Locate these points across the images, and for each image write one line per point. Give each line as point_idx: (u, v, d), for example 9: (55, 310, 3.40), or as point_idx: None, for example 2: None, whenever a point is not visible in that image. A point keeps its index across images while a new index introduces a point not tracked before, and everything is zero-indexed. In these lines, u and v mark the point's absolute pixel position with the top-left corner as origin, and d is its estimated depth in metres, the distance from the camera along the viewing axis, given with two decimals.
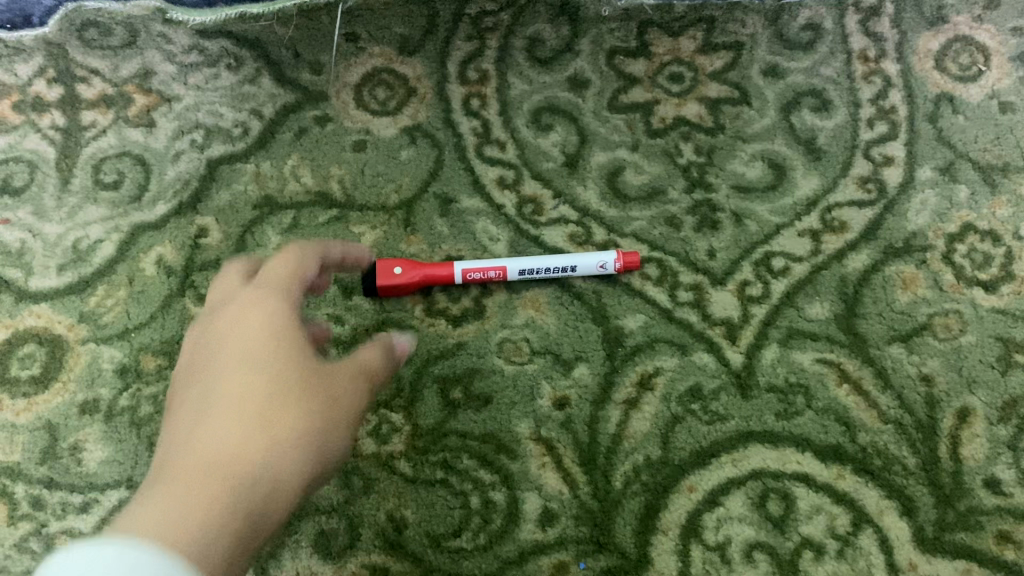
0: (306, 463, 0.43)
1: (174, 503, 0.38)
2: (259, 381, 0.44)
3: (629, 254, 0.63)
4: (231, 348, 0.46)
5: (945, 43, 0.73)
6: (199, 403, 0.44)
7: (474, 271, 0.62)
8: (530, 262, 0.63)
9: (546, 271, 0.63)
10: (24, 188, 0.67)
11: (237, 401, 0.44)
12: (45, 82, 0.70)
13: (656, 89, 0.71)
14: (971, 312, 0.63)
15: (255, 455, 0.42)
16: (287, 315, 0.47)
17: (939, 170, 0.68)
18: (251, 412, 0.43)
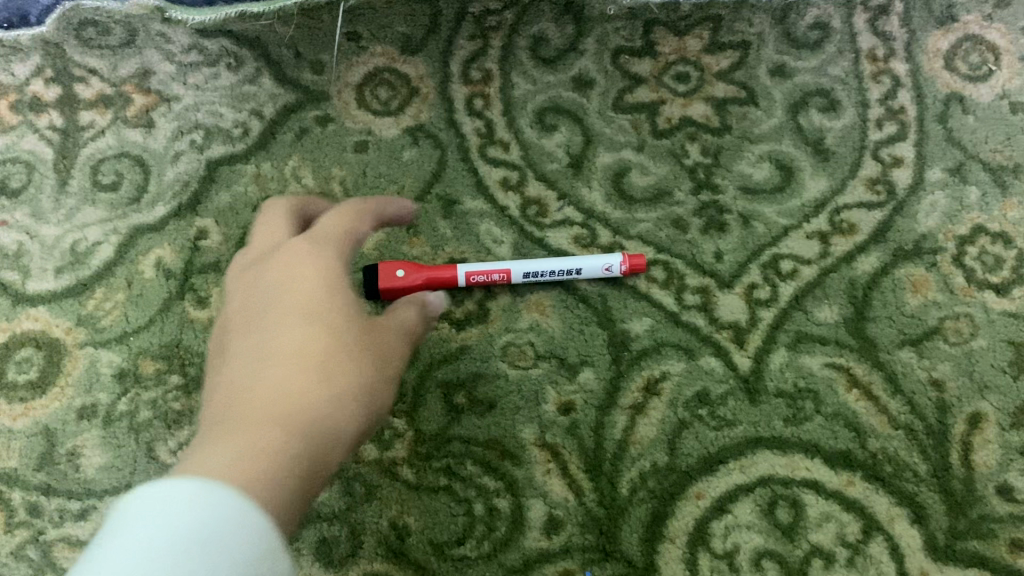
0: (364, 410, 0.44)
1: (249, 446, 0.38)
2: (318, 325, 0.46)
3: (635, 257, 0.62)
4: (280, 301, 0.47)
5: (955, 42, 0.72)
6: (252, 354, 0.44)
7: (477, 274, 0.61)
8: (534, 265, 0.62)
9: (550, 274, 0.62)
10: (21, 190, 0.66)
11: (293, 350, 0.44)
12: (42, 81, 0.69)
13: (661, 89, 0.70)
14: (983, 316, 0.62)
15: (319, 401, 0.42)
16: (336, 268, 0.48)
17: (949, 171, 0.67)
18: (308, 362, 0.44)
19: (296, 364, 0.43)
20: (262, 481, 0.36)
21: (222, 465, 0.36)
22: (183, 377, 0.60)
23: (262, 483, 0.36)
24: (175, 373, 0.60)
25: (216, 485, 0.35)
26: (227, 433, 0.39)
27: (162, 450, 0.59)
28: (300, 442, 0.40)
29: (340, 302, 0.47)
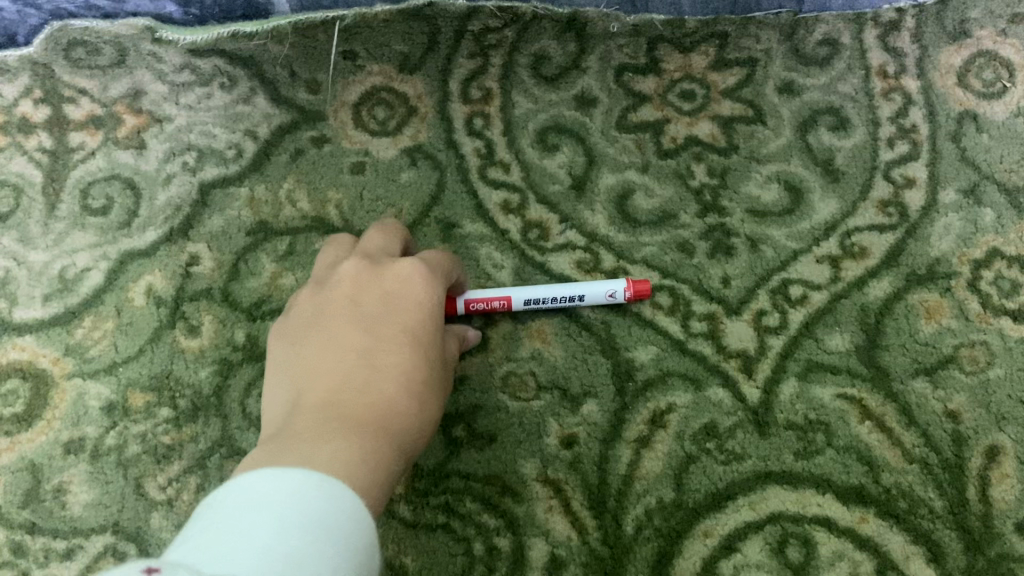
0: (431, 425, 0.47)
1: (354, 444, 0.41)
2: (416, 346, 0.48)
3: (640, 282, 0.60)
4: (386, 314, 0.49)
5: (969, 58, 0.70)
6: (342, 355, 0.46)
7: (476, 301, 0.59)
8: (534, 290, 0.60)
9: (550, 301, 0.60)
10: (8, 214, 0.65)
11: (395, 368, 0.47)
12: (31, 102, 0.68)
13: (666, 107, 0.68)
14: (999, 343, 0.60)
15: (401, 415, 0.45)
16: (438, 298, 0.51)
17: (963, 192, 0.65)
18: (401, 382, 0.46)
19: (385, 377, 0.46)
20: (369, 481, 0.39)
21: (336, 464, 0.38)
22: (174, 410, 0.59)
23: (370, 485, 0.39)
24: (166, 406, 0.59)
25: (338, 489, 0.36)
26: (326, 428, 0.41)
27: (151, 486, 0.57)
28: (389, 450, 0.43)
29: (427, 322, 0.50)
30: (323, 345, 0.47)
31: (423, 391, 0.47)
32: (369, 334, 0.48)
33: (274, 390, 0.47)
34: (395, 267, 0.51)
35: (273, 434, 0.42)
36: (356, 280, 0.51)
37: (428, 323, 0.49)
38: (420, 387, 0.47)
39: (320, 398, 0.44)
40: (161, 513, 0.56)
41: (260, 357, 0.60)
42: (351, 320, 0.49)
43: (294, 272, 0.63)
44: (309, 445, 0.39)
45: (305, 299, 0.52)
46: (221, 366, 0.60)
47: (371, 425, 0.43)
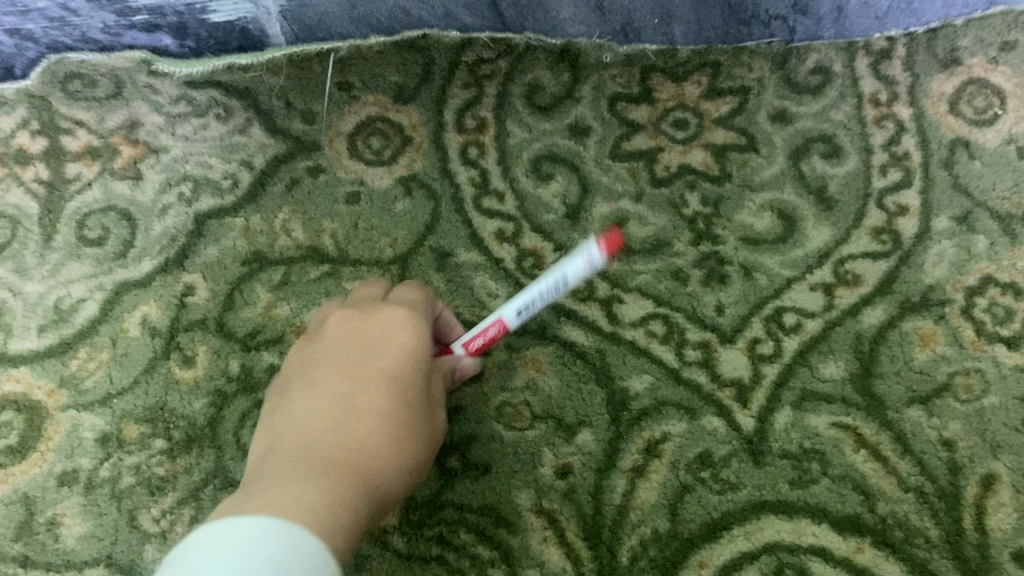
0: (411, 470, 0.47)
1: (326, 488, 0.40)
2: (401, 393, 0.48)
3: (608, 236, 0.53)
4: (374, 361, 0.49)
5: (960, 85, 0.70)
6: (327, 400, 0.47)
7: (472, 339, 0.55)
8: (519, 301, 0.54)
9: (541, 301, 0.54)
10: (4, 245, 0.65)
11: (378, 416, 0.47)
12: (28, 133, 0.68)
13: (659, 135, 0.69)
14: (994, 371, 0.60)
15: (380, 460, 0.45)
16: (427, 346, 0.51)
17: (956, 219, 0.65)
18: (382, 430, 0.46)
19: (367, 423, 0.46)
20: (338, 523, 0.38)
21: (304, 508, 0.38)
22: (168, 441, 0.58)
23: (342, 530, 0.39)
24: (160, 438, 0.59)
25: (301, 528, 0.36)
26: (299, 472, 0.41)
27: (144, 518, 0.56)
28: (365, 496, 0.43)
29: (411, 366, 0.50)
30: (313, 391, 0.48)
31: (403, 436, 0.47)
32: (355, 379, 0.48)
33: (261, 438, 0.48)
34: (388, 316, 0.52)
35: (250, 479, 0.43)
36: (348, 333, 0.52)
37: (416, 371, 0.50)
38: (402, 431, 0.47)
39: (298, 444, 0.44)
40: (154, 546, 0.56)
41: (254, 388, 0.60)
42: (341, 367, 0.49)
43: (289, 302, 0.63)
44: (281, 489, 0.39)
45: (300, 352, 0.53)
46: (216, 398, 0.60)
47: (350, 471, 0.43)
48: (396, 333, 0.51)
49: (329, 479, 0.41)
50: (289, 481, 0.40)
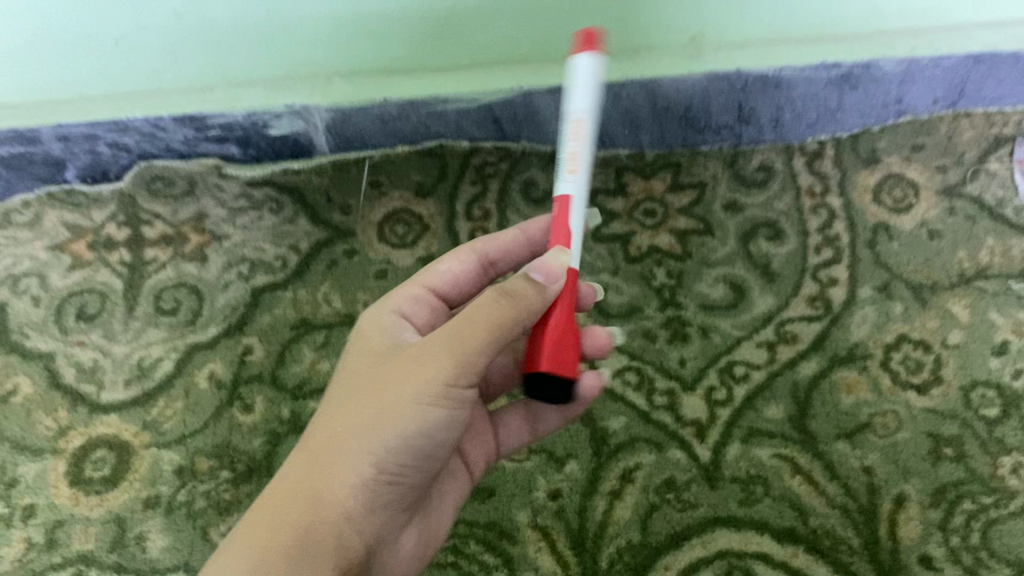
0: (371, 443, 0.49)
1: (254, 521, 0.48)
2: (356, 384, 0.51)
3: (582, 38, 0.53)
4: (351, 369, 0.54)
5: (881, 179, 0.85)
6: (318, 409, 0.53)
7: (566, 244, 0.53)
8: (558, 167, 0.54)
9: (570, 143, 0.53)
10: (96, 315, 0.80)
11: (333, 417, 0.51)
12: (116, 224, 0.83)
13: (632, 222, 0.84)
14: (906, 412, 0.74)
15: (330, 460, 0.49)
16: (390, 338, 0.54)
17: (877, 289, 0.80)
18: (331, 427, 0.50)
19: (324, 431, 0.50)
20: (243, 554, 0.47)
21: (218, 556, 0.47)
22: (232, 472, 0.72)
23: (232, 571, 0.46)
24: (226, 469, 0.72)
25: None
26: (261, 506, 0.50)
27: (214, 533, 0.70)
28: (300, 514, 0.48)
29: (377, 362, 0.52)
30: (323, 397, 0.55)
31: (363, 422, 0.49)
32: (338, 385, 0.53)
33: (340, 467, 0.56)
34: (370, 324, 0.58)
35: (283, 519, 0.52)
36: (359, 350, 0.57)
37: (375, 360, 0.52)
38: (362, 420, 0.49)
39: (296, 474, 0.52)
40: None
41: (302, 429, 0.74)
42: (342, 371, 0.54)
43: (329, 358, 0.77)
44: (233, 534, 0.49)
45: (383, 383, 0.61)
46: (271, 437, 0.73)
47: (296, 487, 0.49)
48: (365, 341, 0.55)
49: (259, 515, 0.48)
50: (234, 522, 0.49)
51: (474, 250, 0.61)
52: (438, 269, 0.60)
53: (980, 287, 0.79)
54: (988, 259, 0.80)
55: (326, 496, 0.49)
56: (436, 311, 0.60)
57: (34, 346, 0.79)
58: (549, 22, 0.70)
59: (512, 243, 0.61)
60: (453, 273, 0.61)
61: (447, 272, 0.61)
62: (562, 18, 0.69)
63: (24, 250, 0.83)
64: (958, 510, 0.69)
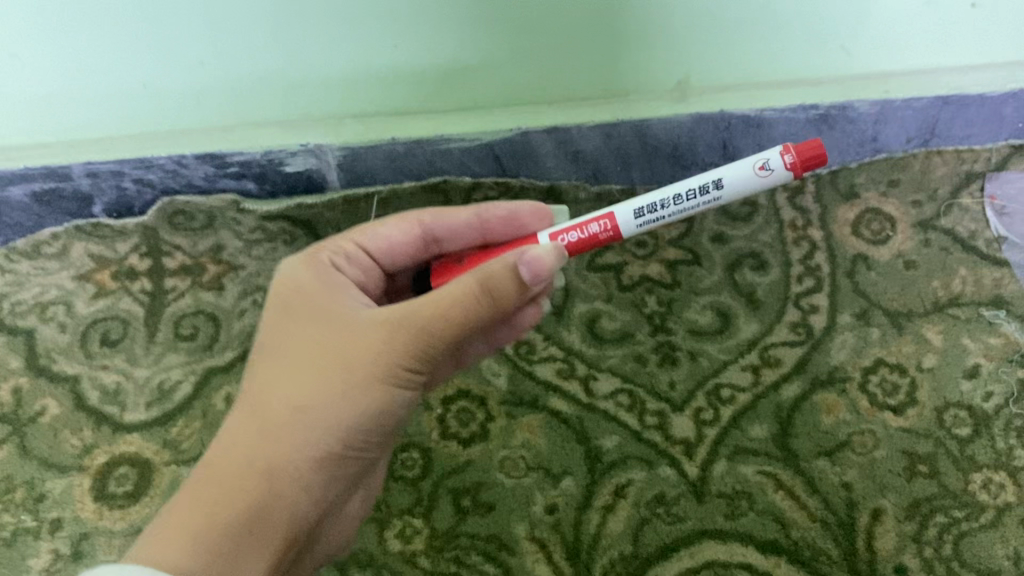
0: (327, 419, 0.56)
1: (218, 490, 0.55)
2: (307, 359, 0.57)
3: (805, 152, 0.55)
4: (291, 335, 0.59)
5: (859, 213, 0.89)
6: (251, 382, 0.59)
7: (557, 233, 0.59)
8: (643, 208, 0.58)
9: (678, 215, 0.58)
10: (119, 340, 0.85)
11: (286, 390, 0.57)
12: (138, 255, 0.89)
13: (625, 253, 0.89)
14: (883, 431, 0.78)
15: (288, 434, 0.56)
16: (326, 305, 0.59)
17: (855, 316, 0.84)
18: (288, 404, 0.57)
19: (283, 406, 0.57)
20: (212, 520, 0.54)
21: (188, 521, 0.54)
22: None
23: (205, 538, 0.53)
24: None
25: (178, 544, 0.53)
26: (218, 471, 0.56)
27: None
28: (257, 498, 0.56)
29: (320, 334, 0.58)
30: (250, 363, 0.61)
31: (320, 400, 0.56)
32: (286, 356, 0.58)
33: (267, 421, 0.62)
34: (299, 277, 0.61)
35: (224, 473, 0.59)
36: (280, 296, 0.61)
37: (318, 332, 0.58)
38: (312, 400, 0.56)
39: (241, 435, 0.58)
40: None
41: None
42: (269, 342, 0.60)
43: None
44: (192, 497, 0.55)
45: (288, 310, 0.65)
46: None
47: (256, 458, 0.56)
48: (301, 306, 0.60)
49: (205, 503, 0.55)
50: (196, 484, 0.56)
51: (418, 221, 0.63)
52: (381, 231, 0.64)
53: (953, 314, 0.84)
54: (960, 287, 0.85)
55: (285, 467, 0.56)
56: (367, 270, 0.65)
57: (60, 369, 0.84)
58: (553, 38, 0.73)
59: (464, 225, 0.62)
60: (394, 236, 0.64)
61: (386, 236, 0.64)
62: (561, 33, 0.72)
63: (51, 279, 0.88)
64: (932, 523, 0.74)
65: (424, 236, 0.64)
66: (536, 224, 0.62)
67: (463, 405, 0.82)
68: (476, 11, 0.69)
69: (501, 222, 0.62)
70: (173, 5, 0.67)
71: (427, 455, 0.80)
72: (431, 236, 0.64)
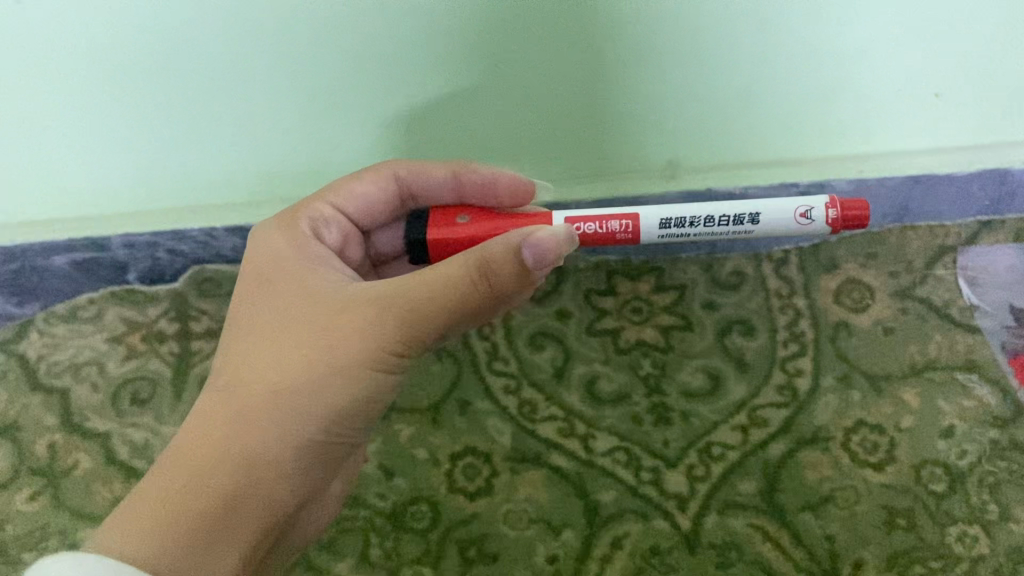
0: (306, 404, 0.61)
1: (196, 472, 0.60)
2: (286, 346, 0.62)
3: (850, 219, 0.62)
4: (274, 323, 0.63)
5: (841, 283, 0.95)
6: (232, 355, 0.64)
7: (577, 219, 0.65)
8: (668, 218, 0.63)
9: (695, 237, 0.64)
10: (147, 399, 0.91)
11: (266, 376, 0.61)
12: (167, 319, 0.95)
13: (621, 318, 0.95)
14: (864, 486, 0.83)
15: (265, 419, 0.61)
16: (307, 295, 0.64)
17: (838, 378, 0.90)
18: (266, 388, 0.61)
19: (261, 392, 0.61)
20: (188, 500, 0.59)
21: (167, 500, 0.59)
22: None
23: (180, 517, 0.59)
24: None
25: (155, 522, 0.58)
26: (198, 452, 0.61)
27: None
28: (231, 478, 0.60)
29: (300, 323, 0.62)
30: (229, 341, 0.66)
31: (299, 386, 0.61)
32: (267, 341, 0.63)
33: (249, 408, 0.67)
34: (284, 270, 0.67)
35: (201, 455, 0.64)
36: (262, 287, 0.67)
37: (299, 319, 0.62)
38: (290, 386, 0.61)
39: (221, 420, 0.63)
40: None
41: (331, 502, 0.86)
42: (251, 318, 0.65)
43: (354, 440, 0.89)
44: (169, 477, 0.60)
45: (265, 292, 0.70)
46: None
47: (234, 441, 0.61)
48: (283, 296, 0.64)
49: (182, 481, 0.60)
50: (174, 465, 0.61)
51: (393, 174, 0.73)
52: (356, 189, 0.73)
53: (929, 377, 0.89)
54: (935, 352, 0.91)
55: (263, 451, 0.61)
56: (345, 226, 0.74)
57: (93, 427, 0.89)
58: (535, 53, 0.72)
59: (438, 179, 0.73)
60: (371, 193, 0.74)
61: (363, 192, 0.73)
62: (557, 102, 0.78)
63: (86, 341, 0.94)
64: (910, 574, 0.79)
65: (398, 187, 0.74)
66: (505, 189, 0.71)
67: (469, 461, 0.87)
68: (471, 78, 0.74)
69: (474, 182, 0.71)
70: (208, 102, 0.76)
71: (435, 508, 0.85)
72: (408, 189, 0.74)
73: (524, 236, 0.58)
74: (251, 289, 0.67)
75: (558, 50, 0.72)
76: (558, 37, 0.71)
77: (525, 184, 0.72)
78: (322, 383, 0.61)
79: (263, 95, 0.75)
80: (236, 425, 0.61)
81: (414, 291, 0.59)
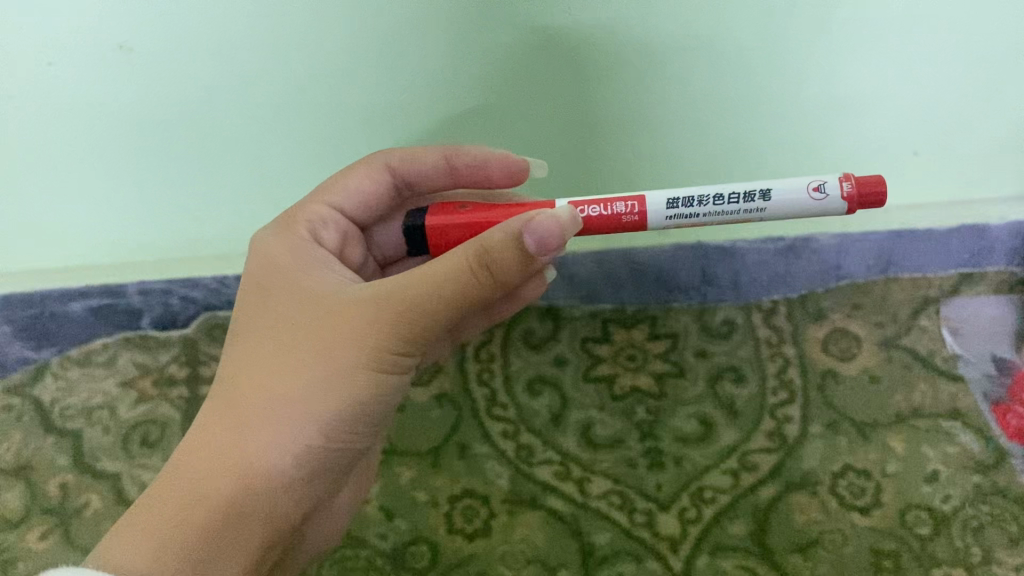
0: (307, 407, 0.63)
1: (201, 479, 0.63)
2: (287, 355, 0.65)
3: (866, 196, 0.59)
4: (275, 334, 0.67)
5: (827, 332, 0.99)
6: (236, 367, 0.67)
7: (581, 202, 0.64)
8: (674, 198, 0.62)
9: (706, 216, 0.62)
10: (157, 441, 0.94)
11: (269, 383, 0.64)
12: (177, 364, 0.98)
13: (616, 366, 0.99)
14: (851, 529, 0.86)
15: (269, 424, 0.63)
16: (306, 306, 0.67)
17: (825, 425, 0.93)
18: (270, 395, 0.64)
19: (264, 399, 0.64)
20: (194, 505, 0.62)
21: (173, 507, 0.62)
22: None
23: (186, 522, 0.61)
24: None
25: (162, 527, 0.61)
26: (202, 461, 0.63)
27: None
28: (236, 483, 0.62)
29: (301, 332, 0.65)
30: (230, 355, 0.69)
31: (301, 391, 0.64)
32: (269, 352, 0.66)
33: None
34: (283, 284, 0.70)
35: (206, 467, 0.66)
36: (261, 302, 0.70)
37: (300, 329, 0.65)
38: (292, 391, 0.64)
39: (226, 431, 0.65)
40: None
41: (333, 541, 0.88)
42: (252, 332, 0.68)
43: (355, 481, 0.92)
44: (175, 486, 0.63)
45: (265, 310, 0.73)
46: None
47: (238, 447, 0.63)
48: (283, 309, 0.68)
49: (188, 488, 0.62)
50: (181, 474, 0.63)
51: (384, 166, 0.77)
52: (350, 185, 0.77)
53: (914, 424, 0.92)
54: (920, 400, 0.94)
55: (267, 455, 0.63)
56: (343, 217, 0.77)
57: (104, 467, 0.92)
58: (530, 108, 0.77)
59: (428, 163, 0.76)
60: (364, 187, 0.77)
61: (358, 185, 0.77)
62: (552, 156, 0.82)
63: (99, 385, 0.97)
64: None
65: (393, 178, 0.78)
66: (496, 169, 0.75)
67: (468, 502, 0.90)
68: (469, 131, 0.79)
69: (464, 163, 0.76)
70: (223, 156, 0.81)
71: (434, 549, 0.87)
72: (402, 177, 0.78)
73: (524, 223, 0.60)
74: (250, 305, 0.70)
75: (550, 107, 0.76)
76: (547, 89, 0.74)
77: (515, 159, 0.76)
78: (323, 387, 0.63)
79: (275, 151, 0.80)
80: (241, 433, 0.63)
81: (410, 293, 0.62)
